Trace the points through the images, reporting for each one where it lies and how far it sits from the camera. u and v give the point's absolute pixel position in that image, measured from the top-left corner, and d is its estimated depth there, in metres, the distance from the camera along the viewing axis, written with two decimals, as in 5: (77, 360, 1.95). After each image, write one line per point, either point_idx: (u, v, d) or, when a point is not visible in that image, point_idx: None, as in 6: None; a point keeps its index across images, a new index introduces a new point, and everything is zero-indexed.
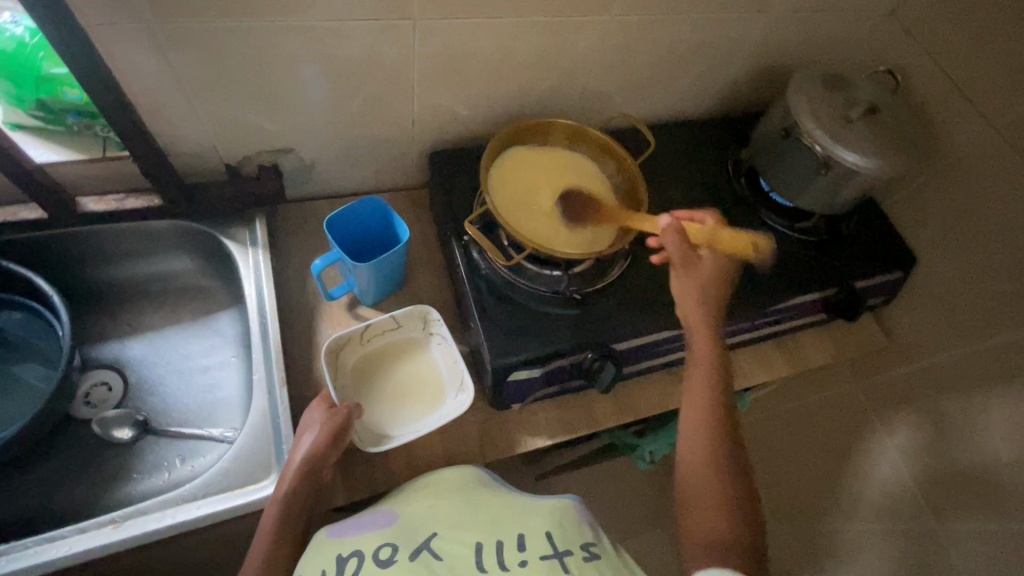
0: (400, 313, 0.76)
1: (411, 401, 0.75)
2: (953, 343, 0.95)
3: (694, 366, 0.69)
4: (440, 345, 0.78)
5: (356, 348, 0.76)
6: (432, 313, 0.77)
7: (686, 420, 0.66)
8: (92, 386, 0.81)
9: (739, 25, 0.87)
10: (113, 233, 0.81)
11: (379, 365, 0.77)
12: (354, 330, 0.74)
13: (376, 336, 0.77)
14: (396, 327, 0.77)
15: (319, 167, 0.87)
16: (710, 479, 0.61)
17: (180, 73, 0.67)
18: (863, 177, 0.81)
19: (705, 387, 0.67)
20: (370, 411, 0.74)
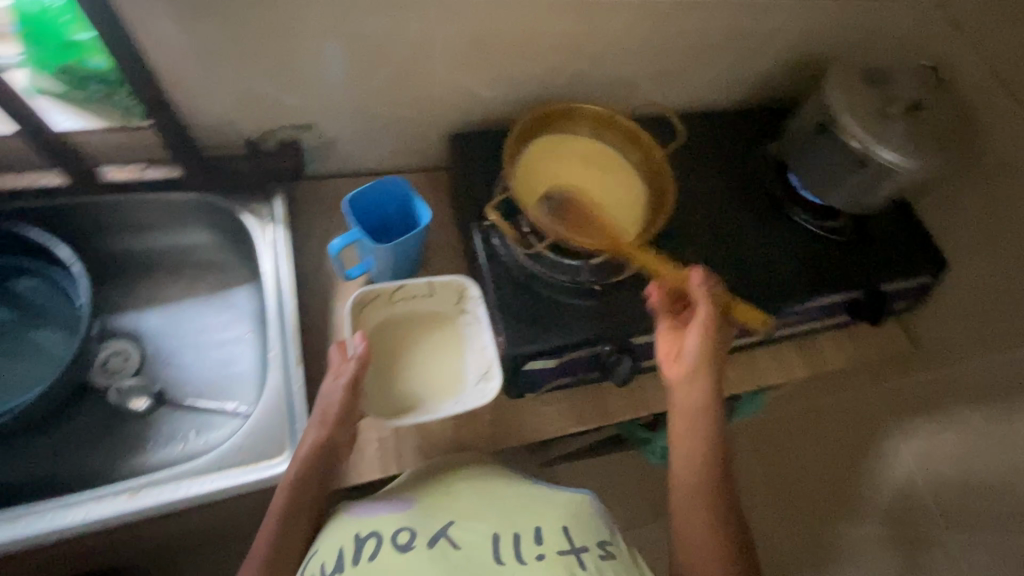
0: (439, 281, 0.75)
1: (430, 375, 0.74)
2: (980, 353, 0.92)
3: (691, 421, 0.68)
4: (470, 321, 0.77)
5: (380, 306, 0.75)
6: (472, 289, 0.76)
7: (682, 475, 0.67)
8: (109, 355, 0.82)
9: (778, 13, 0.83)
10: (133, 203, 0.81)
11: (403, 329, 0.76)
12: (386, 287, 0.73)
13: (404, 298, 0.75)
14: (430, 294, 0.76)
15: (339, 145, 0.86)
16: (713, 531, 0.63)
17: (202, 44, 0.66)
18: (900, 177, 0.78)
19: (702, 442, 0.67)
20: (384, 388, 0.73)
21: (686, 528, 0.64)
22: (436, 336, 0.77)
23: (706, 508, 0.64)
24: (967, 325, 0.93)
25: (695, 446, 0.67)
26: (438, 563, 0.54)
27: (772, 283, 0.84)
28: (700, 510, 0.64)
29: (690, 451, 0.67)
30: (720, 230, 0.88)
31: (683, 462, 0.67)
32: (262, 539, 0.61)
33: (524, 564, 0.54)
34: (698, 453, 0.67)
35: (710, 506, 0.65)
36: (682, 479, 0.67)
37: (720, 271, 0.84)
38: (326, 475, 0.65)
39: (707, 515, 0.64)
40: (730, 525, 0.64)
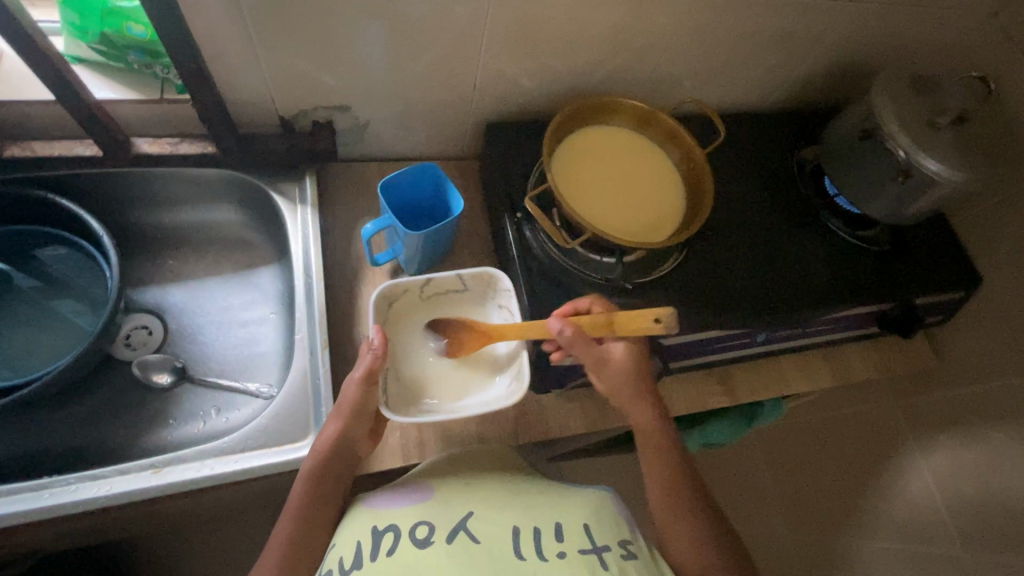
0: (467, 273, 0.71)
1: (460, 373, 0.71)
2: (1010, 372, 0.91)
3: (653, 455, 0.67)
4: (504, 316, 0.73)
5: (410, 300, 0.72)
6: (502, 281, 0.72)
7: (660, 511, 0.65)
8: (133, 329, 0.81)
9: (831, 14, 0.81)
10: (163, 177, 0.80)
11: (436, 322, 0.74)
12: (414, 281, 0.70)
13: (434, 292, 0.72)
14: (463, 288, 0.73)
15: (373, 128, 0.85)
16: (704, 556, 0.62)
17: (247, 19, 0.65)
18: (942, 190, 0.76)
19: (670, 474, 0.67)
20: (413, 384, 0.70)
21: (676, 550, 0.63)
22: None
23: (692, 527, 0.63)
24: (998, 344, 0.92)
25: (662, 468, 0.67)
26: (456, 556, 0.54)
27: (807, 290, 0.82)
28: (687, 532, 0.63)
29: (663, 485, 0.66)
30: (753, 234, 0.86)
31: (657, 491, 0.66)
32: (280, 530, 0.61)
33: (545, 561, 0.54)
34: (671, 483, 0.66)
35: (695, 522, 0.64)
36: (658, 503, 0.66)
37: (753, 276, 0.82)
38: (343, 469, 0.64)
39: (699, 541, 0.63)
40: (719, 547, 0.63)
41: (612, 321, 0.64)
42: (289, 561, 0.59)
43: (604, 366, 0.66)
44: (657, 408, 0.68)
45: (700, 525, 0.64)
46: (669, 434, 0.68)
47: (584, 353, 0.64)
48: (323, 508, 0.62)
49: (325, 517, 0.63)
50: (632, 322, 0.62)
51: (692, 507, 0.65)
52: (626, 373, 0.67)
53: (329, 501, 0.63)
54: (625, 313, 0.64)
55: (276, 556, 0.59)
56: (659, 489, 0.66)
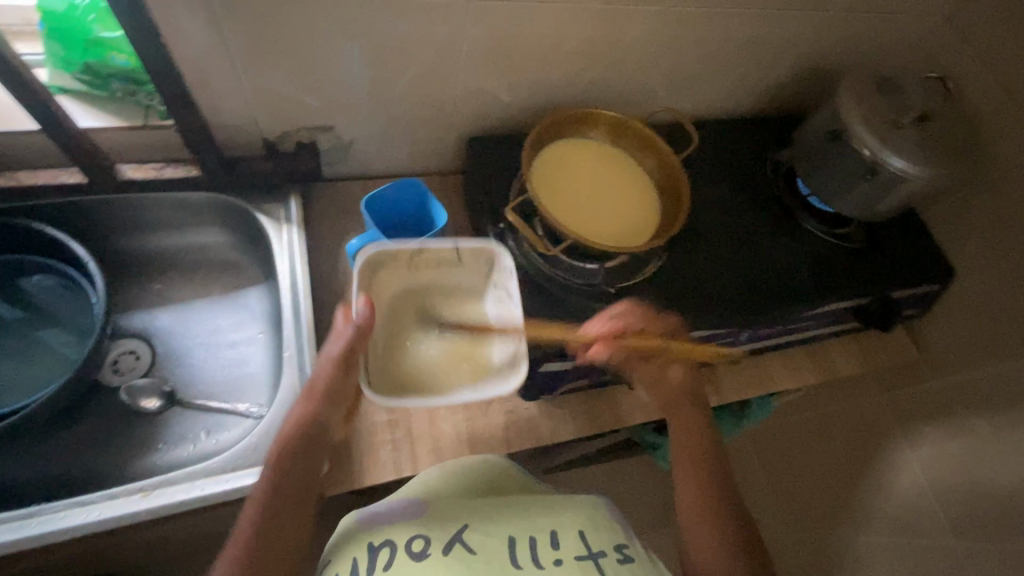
0: (466, 245, 0.73)
1: (450, 356, 0.72)
2: (989, 360, 0.93)
3: (687, 452, 0.71)
4: (499, 295, 0.75)
5: (395, 272, 0.73)
6: (504, 258, 0.74)
7: (688, 508, 0.67)
8: (120, 354, 0.81)
9: (795, 23, 0.85)
10: (148, 202, 0.80)
11: (423, 301, 0.74)
12: (407, 249, 0.71)
13: (426, 263, 0.74)
14: (458, 261, 0.75)
15: (357, 147, 0.86)
16: (728, 552, 0.63)
17: (230, 44, 0.66)
18: (909, 187, 0.80)
19: (701, 470, 0.69)
20: (392, 359, 0.71)
21: (698, 547, 0.64)
22: (460, 313, 0.75)
23: (715, 524, 0.65)
24: (975, 333, 0.94)
25: (687, 460, 0.70)
26: (454, 569, 0.54)
27: (787, 289, 0.84)
28: (709, 530, 0.65)
29: (693, 483, 0.68)
30: (731, 235, 0.88)
31: (685, 490, 0.68)
32: (248, 509, 0.60)
33: (542, 569, 0.55)
34: (701, 480, 0.69)
35: (719, 519, 0.65)
36: (680, 494, 0.69)
37: (733, 275, 0.84)
38: (316, 454, 0.64)
39: (720, 539, 0.64)
40: (742, 543, 0.64)
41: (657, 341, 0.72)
42: (260, 558, 0.56)
43: (660, 384, 0.76)
44: (697, 409, 0.74)
45: (724, 522, 0.65)
46: (703, 431, 0.72)
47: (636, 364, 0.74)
48: (301, 498, 0.61)
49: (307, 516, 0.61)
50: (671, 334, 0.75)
51: (716, 506, 0.67)
52: (676, 388, 0.75)
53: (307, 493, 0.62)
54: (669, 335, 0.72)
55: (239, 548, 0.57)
56: (682, 481, 0.69)
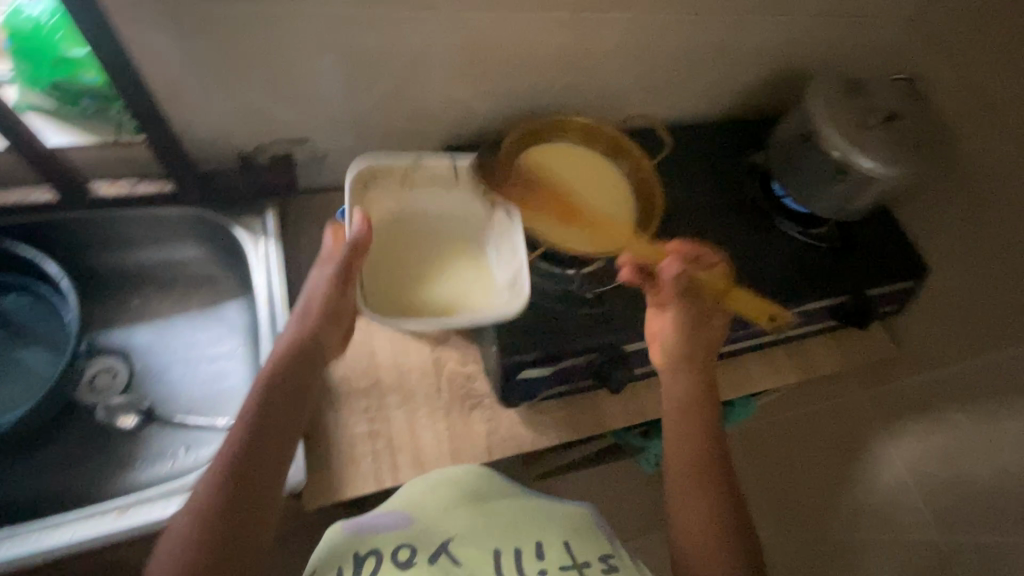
0: (461, 162, 0.81)
1: (450, 269, 0.80)
2: (965, 355, 0.95)
3: (687, 415, 0.73)
4: (491, 213, 0.82)
5: (389, 189, 0.79)
6: (498, 178, 0.81)
7: (677, 472, 0.70)
8: (97, 372, 0.80)
9: (764, 27, 0.86)
10: (122, 219, 0.80)
11: (415, 218, 0.82)
12: (401, 165, 0.77)
13: (418, 181, 0.80)
14: (454, 180, 0.82)
15: (334, 158, 0.86)
16: (711, 520, 0.66)
17: (200, 59, 0.66)
18: (879, 186, 0.82)
19: (697, 436, 0.71)
20: (386, 275, 0.78)
21: (683, 512, 0.67)
22: (457, 228, 0.83)
23: (703, 494, 0.67)
24: (950, 328, 0.96)
25: (686, 421, 0.72)
26: None
27: (763, 289, 0.85)
28: (697, 499, 0.67)
29: (686, 449, 0.70)
30: (707, 238, 0.90)
31: (677, 457, 0.70)
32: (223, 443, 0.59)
33: None
34: (694, 448, 0.70)
35: (707, 489, 0.68)
36: (673, 451, 0.71)
37: None
38: (295, 391, 0.65)
39: (707, 513, 0.66)
40: (726, 514, 0.67)
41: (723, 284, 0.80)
42: (233, 498, 0.55)
43: (699, 331, 0.77)
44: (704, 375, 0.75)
45: (712, 493, 0.68)
46: (703, 400, 0.74)
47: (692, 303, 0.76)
48: (279, 438, 0.61)
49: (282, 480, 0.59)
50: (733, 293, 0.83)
51: (708, 477, 0.69)
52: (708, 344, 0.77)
53: (286, 436, 0.62)
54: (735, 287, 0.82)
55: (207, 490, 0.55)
56: (677, 440, 0.71)
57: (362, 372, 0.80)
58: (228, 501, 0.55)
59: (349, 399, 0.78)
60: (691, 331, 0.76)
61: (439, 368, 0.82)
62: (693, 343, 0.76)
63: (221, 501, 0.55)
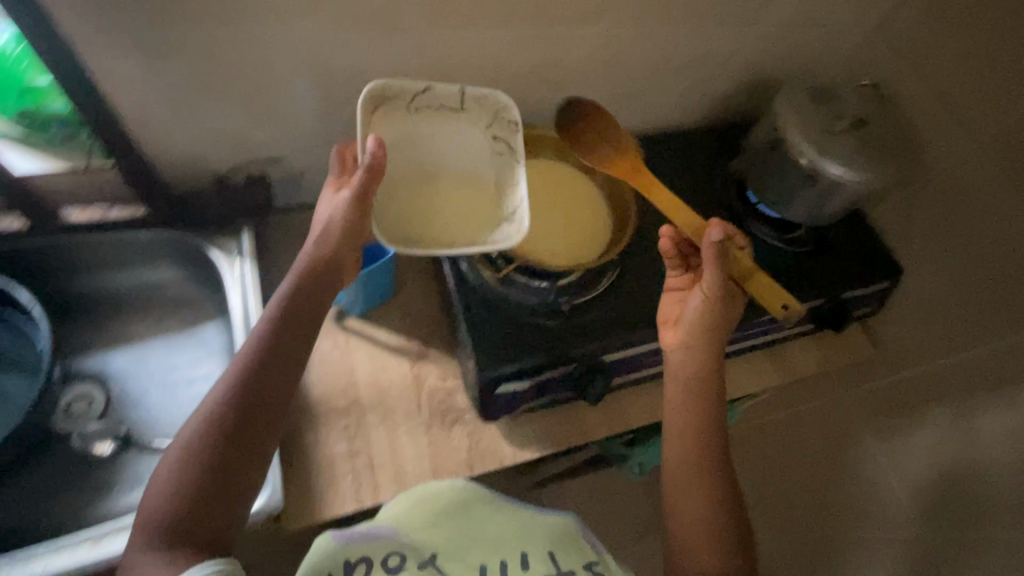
0: (472, 92, 0.74)
1: (454, 206, 0.75)
2: (942, 354, 0.95)
3: (692, 394, 0.69)
4: (500, 148, 0.77)
5: (395, 113, 0.72)
6: (512, 111, 0.75)
7: (674, 455, 0.68)
8: (74, 399, 0.80)
9: (731, 38, 0.88)
10: (97, 244, 0.79)
11: (418, 149, 0.75)
12: (412, 87, 0.71)
13: (423, 108, 0.74)
14: (460, 107, 0.75)
15: (309, 176, 0.86)
16: (706, 509, 0.66)
17: (167, 85, 0.67)
18: (849, 190, 0.83)
19: (700, 418, 0.69)
20: (387, 209, 0.73)
21: (676, 500, 0.67)
22: (460, 158, 0.77)
23: (701, 482, 0.66)
24: (923, 328, 0.97)
25: (685, 414, 0.69)
26: None
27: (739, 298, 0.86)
28: (695, 487, 0.66)
29: (686, 431, 0.69)
30: None
31: (677, 440, 0.69)
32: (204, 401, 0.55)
33: None
34: (694, 431, 0.68)
35: (705, 477, 0.67)
36: (670, 457, 0.69)
37: None
38: (293, 351, 0.59)
39: (702, 503, 0.66)
40: (721, 504, 0.66)
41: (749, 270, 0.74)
42: (217, 469, 0.52)
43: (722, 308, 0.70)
44: (714, 354, 0.70)
45: (711, 481, 0.67)
46: (711, 376, 0.70)
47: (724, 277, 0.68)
48: (267, 401, 0.56)
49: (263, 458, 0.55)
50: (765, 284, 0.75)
51: (709, 464, 0.67)
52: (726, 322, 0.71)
53: (276, 401, 0.57)
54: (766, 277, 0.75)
55: (182, 454, 0.52)
56: (676, 442, 0.69)
57: (341, 391, 0.80)
58: (204, 470, 0.51)
59: (329, 419, 0.78)
60: (718, 303, 0.69)
61: (420, 384, 0.82)
62: (723, 316, 0.70)
63: (196, 467, 0.51)
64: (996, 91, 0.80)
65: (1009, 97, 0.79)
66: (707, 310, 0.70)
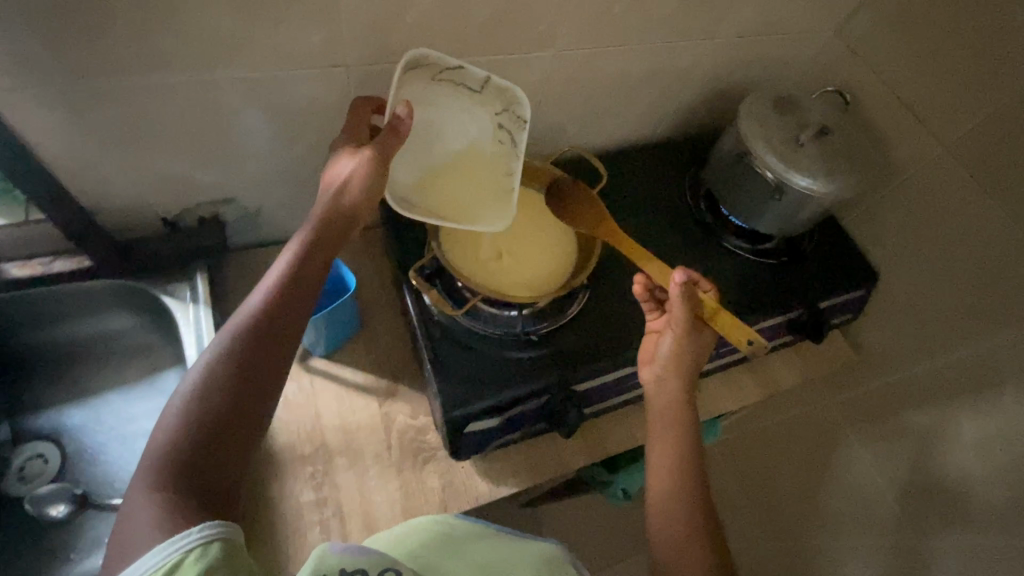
0: (496, 80, 0.71)
1: (450, 180, 0.74)
2: (922, 359, 0.94)
3: (667, 419, 0.67)
4: (503, 138, 0.74)
5: (424, 79, 0.69)
6: (524, 108, 0.72)
7: (655, 486, 0.66)
8: (27, 460, 0.77)
9: (689, 52, 0.86)
10: (45, 298, 0.75)
11: (433, 118, 0.72)
12: (445, 61, 0.68)
13: (448, 81, 0.71)
14: (477, 90, 0.72)
15: (265, 214, 0.84)
16: (690, 543, 0.62)
17: (100, 133, 0.64)
18: (818, 201, 0.81)
19: (676, 443, 0.66)
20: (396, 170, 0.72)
21: (659, 535, 0.63)
22: (462, 138, 0.74)
23: (684, 513, 0.63)
24: (901, 333, 0.95)
25: (669, 472, 0.65)
26: None
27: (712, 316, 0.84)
28: (678, 519, 0.63)
29: (665, 459, 0.66)
30: None
31: (659, 470, 0.66)
32: (168, 415, 0.48)
33: None
34: (674, 458, 0.66)
35: (686, 508, 0.63)
36: (658, 528, 0.64)
37: None
38: (274, 361, 0.52)
39: (686, 537, 0.62)
40: (704, 536, 0.62)
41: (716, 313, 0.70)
42: (200, 443, 0.46)
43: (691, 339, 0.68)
44: (686, 377, 0.68)
45: (694, 511, 0.63)
46: (684, 399, 0.67)
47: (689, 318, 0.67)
48: (243, 418, 0.49)
49: (237, 477, 0.47)
50: (733, 328, 0.71)
51: (690, 492, 0.64)
52: (698, 349, 0.69)
53: (253, 420, 0.49)
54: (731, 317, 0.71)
55: (142, 475, 0.45)
56: (662, 506, 0.64)
57: (307, 435, 0.77)
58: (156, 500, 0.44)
59: (295, 467, 0.75)
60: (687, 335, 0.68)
61: (389, 423, 0.80)
62: (694, 354, 0.69)
63: (147, 496, 0.44)
64: (960, 94, 0.79)
65: (972, 100, 0.78)
66: (676, 342, 0.68)
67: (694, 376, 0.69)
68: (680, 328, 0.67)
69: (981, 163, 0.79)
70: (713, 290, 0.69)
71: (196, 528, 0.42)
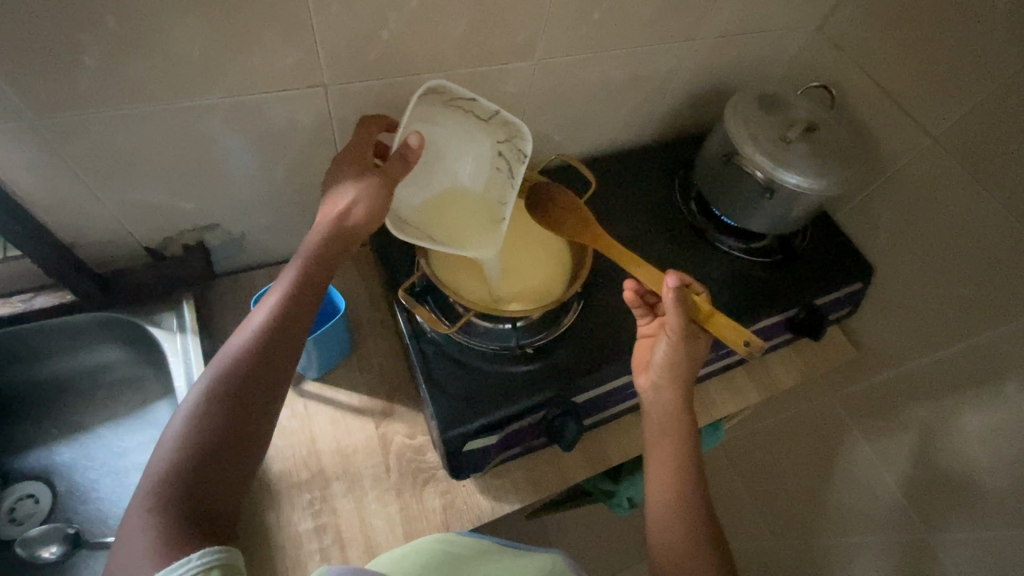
0: (505, 114, 0.69)
1: (445, 200, 0.72)
2: (922, 351, 0.93)
3: (665, 426, 0.66)
4: (500, 166, 0.73)
5: (435, 105, 0.68)
6: (525, 144, 0.70)
7: (655, 496, 0.65)
8: (17, 501, 0.75)
9: (671, 54, 0.85)
10: (30, 334, 0.74)
11: (437, 140, 0.70)
12: (460, 92, 0.66)
13: (458, 107, 0.69)
14: (484, 118, 0.71)
15: (251, 238, 0.83)
16: (693, 554, 0.60)
17: (75, 166, 0.63)
18: (809, 198, 0.80)
19: (675, 451, 0.65)
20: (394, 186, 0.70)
21: (661, 546, 0.62)
22: (461, 161, 0.72)
23: (685, 523, 0.62)
24: (901, 326, 0.95)
25: (671, 484, 0.64)
26: None
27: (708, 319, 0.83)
28: (679, 530, 0.62)
29: (664, 468, 0.65)
30: None
31: (658, 479, 0.65)
32: (165, 441, 0.46)
33: None
34: (673, 467, 0.64)
35: (687, 518, 0.62)
36: (659, 539, 0.63)
37: None
38: (273, 386, 0.51)
39: (685, 548, 0.61)
40: (706, 546, 0.61)
41: (711, 315, 0.67)
42: (194, 475, 0.45)
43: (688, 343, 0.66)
44: (684, 383, 0.67)
45: (695, 521, 0.62)
46: (683, 405, 0.66)
47: (683, 322, 0.64)
48: (241, 446, 0.47)
49: (231, 513, 0.46)
50: (729, 330, 0.68)
51: (690, 502, 0.63)
52: (693, 354, 0.68)
53: (248, 448, 0.48)
54: (728, 320, 0.68)
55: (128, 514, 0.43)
56: (665, 520, 0.63)
57: (302, 462, 0.76)
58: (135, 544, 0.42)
59: (291, 495, 0.73)
60: (682, 339, 0.65)
61: (386, 444, 0.78)
62: (690, 360, 0.68)
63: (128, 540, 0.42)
64: (945, 84, 0.78)
65: (957, 90, 0.77)
66: (674, 344, 0.65)
67: (693, 381, 0.68)
68: (676, 330, 0.64)
69: (969, 152, 0.78)
70: (707, 292, 0.68)
71: (195, 555, 0.40)
